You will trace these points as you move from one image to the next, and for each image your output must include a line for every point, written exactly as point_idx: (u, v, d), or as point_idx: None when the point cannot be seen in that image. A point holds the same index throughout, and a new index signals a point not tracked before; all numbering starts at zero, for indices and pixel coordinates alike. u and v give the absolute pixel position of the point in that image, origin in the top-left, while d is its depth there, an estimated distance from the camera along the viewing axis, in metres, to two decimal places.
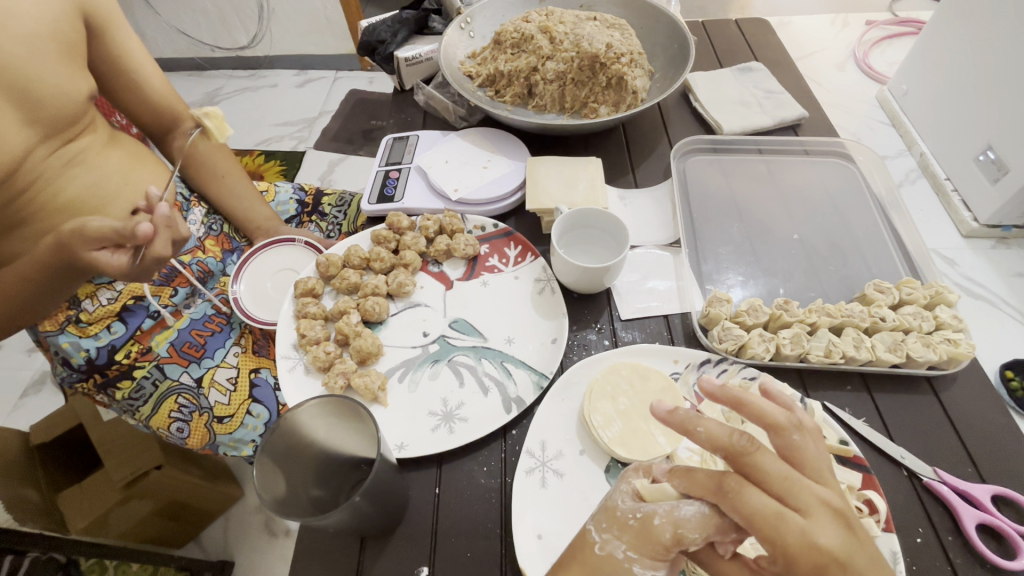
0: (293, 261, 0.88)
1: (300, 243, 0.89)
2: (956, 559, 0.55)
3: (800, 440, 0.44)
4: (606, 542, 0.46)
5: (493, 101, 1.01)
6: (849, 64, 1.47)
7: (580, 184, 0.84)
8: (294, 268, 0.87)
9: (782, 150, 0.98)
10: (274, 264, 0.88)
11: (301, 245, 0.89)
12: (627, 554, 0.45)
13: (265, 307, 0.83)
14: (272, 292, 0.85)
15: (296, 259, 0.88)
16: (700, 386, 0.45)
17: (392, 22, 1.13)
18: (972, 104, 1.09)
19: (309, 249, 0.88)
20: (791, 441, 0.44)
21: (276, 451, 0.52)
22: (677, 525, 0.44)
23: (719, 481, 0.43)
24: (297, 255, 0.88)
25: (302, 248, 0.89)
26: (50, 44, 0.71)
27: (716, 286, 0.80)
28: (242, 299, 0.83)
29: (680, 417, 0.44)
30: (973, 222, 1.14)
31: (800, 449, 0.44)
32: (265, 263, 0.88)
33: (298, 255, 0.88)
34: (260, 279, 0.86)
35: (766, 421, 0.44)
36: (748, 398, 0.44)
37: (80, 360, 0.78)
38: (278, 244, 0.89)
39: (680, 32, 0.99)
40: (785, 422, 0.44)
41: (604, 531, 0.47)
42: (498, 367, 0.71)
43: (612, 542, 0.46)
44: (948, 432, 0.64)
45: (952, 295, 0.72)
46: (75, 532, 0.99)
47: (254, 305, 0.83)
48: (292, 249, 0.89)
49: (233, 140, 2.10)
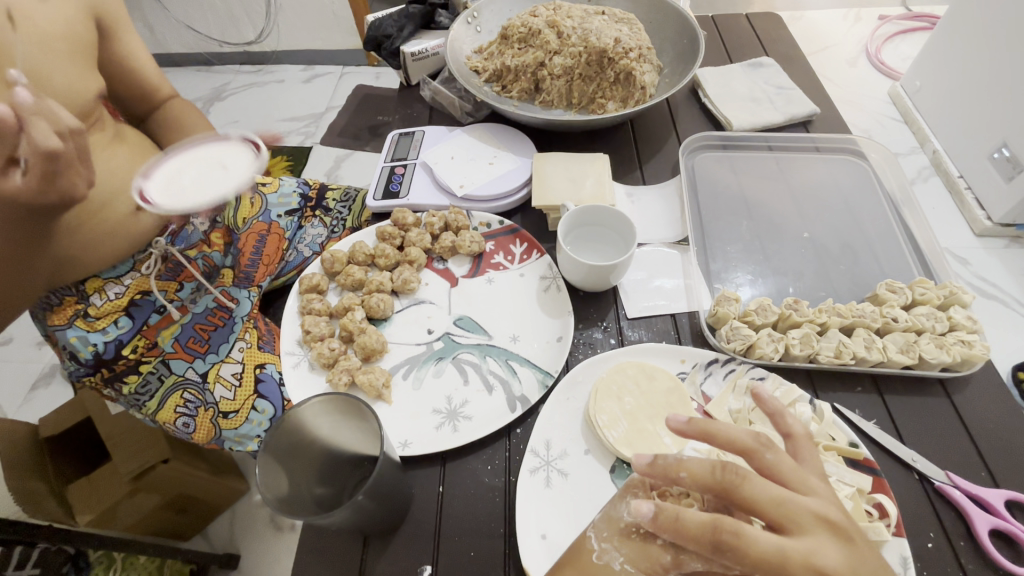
0: (222, 158, 0.75)
1: (235, 139, 0.78)
2: (969, 564, 0.54)
3: (774, 459, 0.44)
4: (605, 553, 0.43)
5: (500, 96, 1.00)
6: (862, 59, 1.44)
7: (587, 180, 0.83)
8: (219, 161, 0.74)
9: (792, 147, 0.96)
10: (196, 157, 0.75)
11: (236, 142, 0.78)
12: (625, 566, 0.42)
13: (172, 197, 0.70)
14: (185, 185, 0.71)
15: (225, 154, 0.76)
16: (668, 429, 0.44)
17: (398, 16, 1.12)
18: (989, 101, 1.07)
19: (243, 145, 0.77)
20: (768, 462, 0.44)
21: (279, 449, 0.52)
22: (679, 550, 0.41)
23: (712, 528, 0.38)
24: (231, 152, 0.76)
25: (237, 144, 0.77)
26: (61, 43, 0.70)
27: (724, 284, 0.79)
28: (151, 188, 0.71)
29: (661, 467, 0.42)
30: (986, 221, 1.11)
31: (777, 467, 0.44)
32: (191, 156, 0.75)
33: (230, 151, 0.76)
34: (174, 172, 0.73)
35: (736, 446, 0.44)
36: (713, 426, 0.44)
37: (87, 354, 0.77)
38: (206, 139, 0.77)
39: (689, 26, 0.98)
40: (755, 444, 0.44)
41: (602, 539, 0.44)
42: (503, 365, 0.70)
43: (609, 550, 0.43)
44: (960, 435, 0.63)
45: (966, 295, 0.71)
46: (84, 525, 0.99)
47: (160, 194, 0.70)
48: (225, 145, 0.77)
49: (240, 134, 2.10)
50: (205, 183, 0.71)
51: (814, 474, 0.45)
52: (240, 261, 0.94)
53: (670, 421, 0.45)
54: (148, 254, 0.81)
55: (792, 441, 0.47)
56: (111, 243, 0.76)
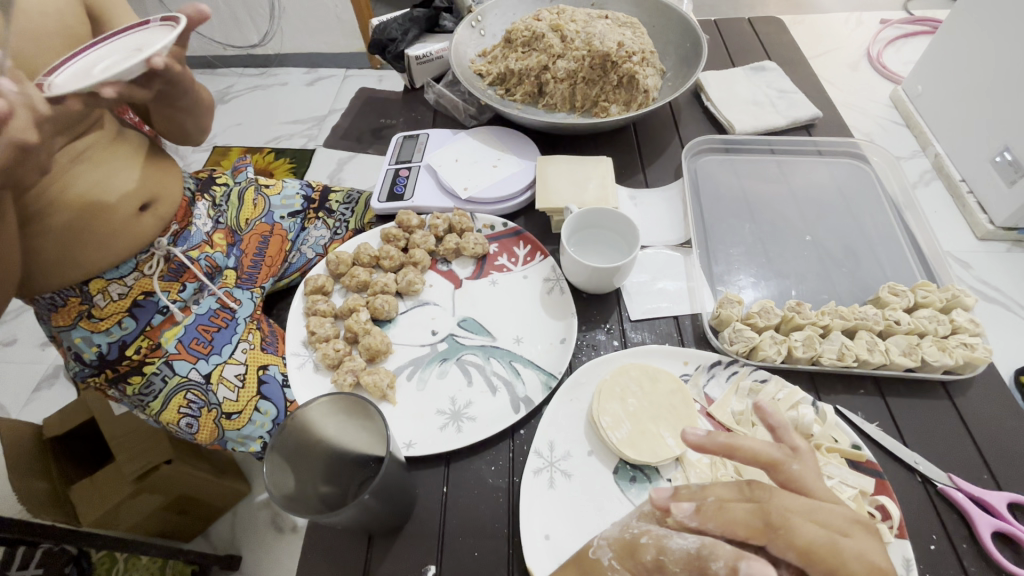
0: (146, 40, 0.58)
1: (156, 23, 0.61)
2: (971, 566, 0.54)
3: (800, 470, 0.43)
4: (599, 548, 0.45)
5: (504, 99, 1.00)
6: (864, 63, 1.45)
7: (591, 183, 0.84)
8: (144, 46, 0.57)
9: (794, 150, 0.96)
10: (118, 48, 0.59)
11: (157, 26, 0.61)
12: (612, 563, 0.44)
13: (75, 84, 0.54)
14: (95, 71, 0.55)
15: (151, 38, 0.59)
16: (687, 444, 0.43)
17: (403, 20, 1.12)
18: (991, 104, 1.07)
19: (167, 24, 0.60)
20: (793, 473, 0.43)
21: (285, 448, 0.52)
22: (662, 551, 0.41)
23: (762, 512, 0.40)
24: (155, 34, 0.59)
25: (160, 27, 0.60)
26: (56, 39, 0.69)
27: (727, 287, 0.79)
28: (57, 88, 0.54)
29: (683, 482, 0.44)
30: (988, 225, 1.12)
31: (802, 479, 0.43)
32: (107, 50, 0.59)
33: (154, 34, 0.60)
34: (87, 66, 0.57)
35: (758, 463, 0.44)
36: (735, 441, 0.42)
37: (92, 355, 0.79)
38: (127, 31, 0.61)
39: (692, 30, 0.98)
40: (780, 456, 0.44)
41: (601, 536, 0.46)
42: (507, 366, 0.71)
43: (603, 546, 0.45)
44: (963, 438, 0.63)
45: (969, 298, 0.71)
46: (86, 525, 1.00)
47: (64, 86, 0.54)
48: (144, 31, 0.60)
49: (245, 137, 2.12)
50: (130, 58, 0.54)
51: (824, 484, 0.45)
52: (243, 262, 0.94)
53: (686, 435, 0.44)
54: (151, 254, 0.82)
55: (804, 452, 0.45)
56: (113, 245, 0.76)
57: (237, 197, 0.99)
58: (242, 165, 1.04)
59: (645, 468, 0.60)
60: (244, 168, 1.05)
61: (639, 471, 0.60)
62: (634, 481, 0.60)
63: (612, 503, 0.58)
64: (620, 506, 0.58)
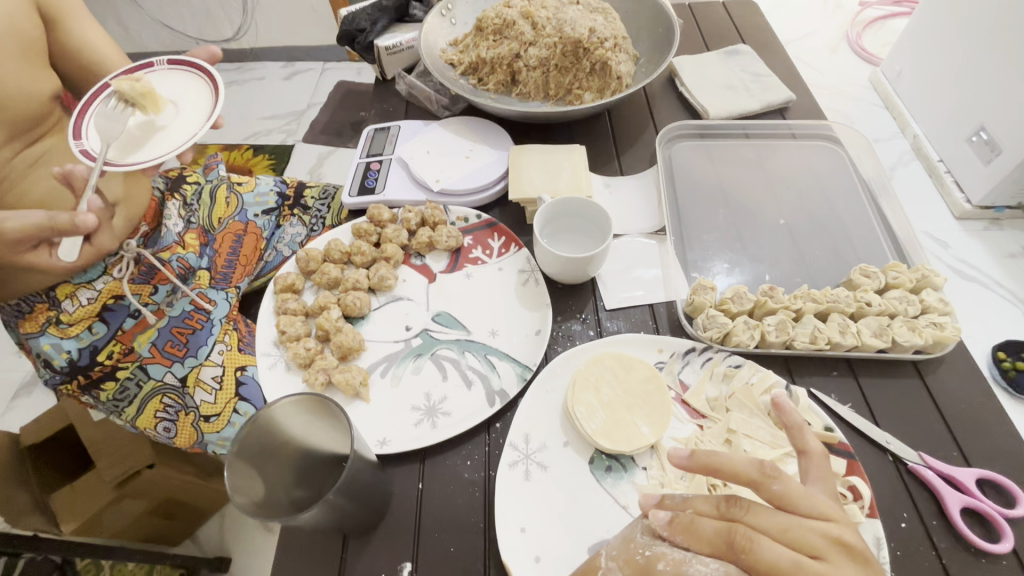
0: (170, 89, 0.66)
1: (162, 66, 0.68)
2: (941, 544, 0.55)
3: (782, 489, 0.45)
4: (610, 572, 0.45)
5: (476, 89, 0.99)
6: (842, 46, 1.47)
7: (564, 172, 0.83)
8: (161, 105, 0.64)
9: (769, 134, 0.96)
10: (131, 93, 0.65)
11: (165, 70, 0.68)
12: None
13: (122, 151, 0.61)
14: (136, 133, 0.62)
15: (193, 98, 0.65)
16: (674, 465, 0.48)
17: (372, 9, 1.09)
18: (969, 83, 1.07)
19: (209, 87, 0.66)
20: (775, 491, 0.45)
21: (250, 452, 0.51)
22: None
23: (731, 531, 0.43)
24: (174, 79, 0.67)
25: (167, 71, 0.68)
26: (7, 42, 0.67)
27: (702, 273, 0.79)
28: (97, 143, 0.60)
29: (700, 460, 0.47)
30: (966, 204, 1.12)
31: (787, 497, 0.45)
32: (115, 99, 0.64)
33: (171, 78, 0.67)
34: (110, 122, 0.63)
35: (741, 479, 0.46)
36: (715, 459, 0.47)
37: (61, 362, 0.77)
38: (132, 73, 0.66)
39: (664, 15, 0.97)
40: (760, 475, 0.46)
41: (610, 557, 0.46)
42: (482, 360, 0.70)
43: (614, 569, 0.45)
44: (934, 417, 0.64)
45: (938, 278, 0.71)
46: (68, 533, 0.98)
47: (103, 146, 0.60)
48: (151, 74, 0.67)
49: (220, 134, 2.07)
50: (179, 143, 0.61)
51: (821, 494, 0.46)
52: (217, 262, 0.91)
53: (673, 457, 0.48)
54: (120, 257, 0.80)
55: (806, 457, 0.49)
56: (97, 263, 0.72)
57: (209, 196, 0.96)
58: (212, 163, 1.00)
59: (621, 457, 0.60)
60: (215, 165, 1.01)
61: (614, 461, 0.60)
62: (610, 471, 0.59)
63: (588, 494, 0.58)
64: (595, 496, 0.58)
